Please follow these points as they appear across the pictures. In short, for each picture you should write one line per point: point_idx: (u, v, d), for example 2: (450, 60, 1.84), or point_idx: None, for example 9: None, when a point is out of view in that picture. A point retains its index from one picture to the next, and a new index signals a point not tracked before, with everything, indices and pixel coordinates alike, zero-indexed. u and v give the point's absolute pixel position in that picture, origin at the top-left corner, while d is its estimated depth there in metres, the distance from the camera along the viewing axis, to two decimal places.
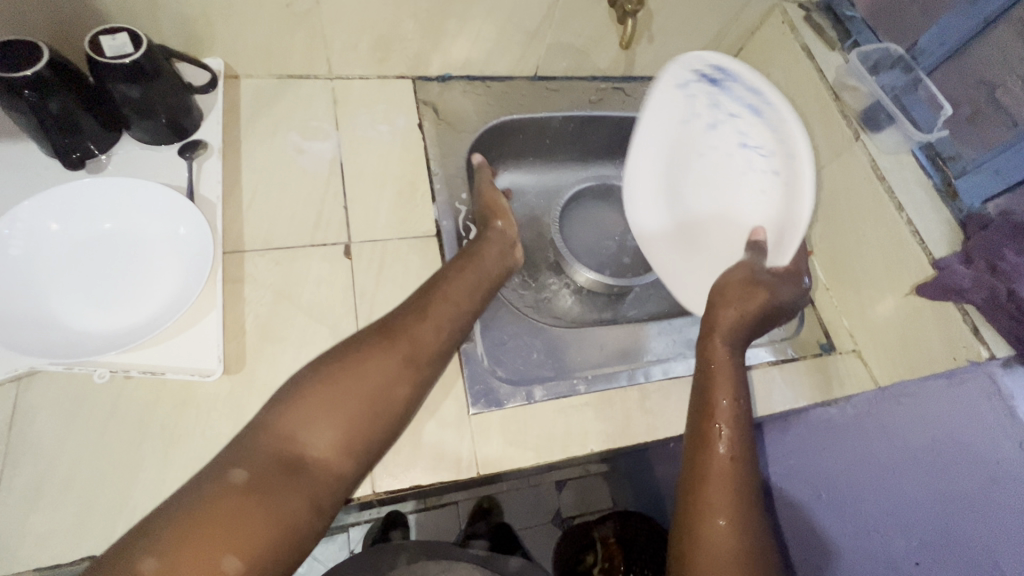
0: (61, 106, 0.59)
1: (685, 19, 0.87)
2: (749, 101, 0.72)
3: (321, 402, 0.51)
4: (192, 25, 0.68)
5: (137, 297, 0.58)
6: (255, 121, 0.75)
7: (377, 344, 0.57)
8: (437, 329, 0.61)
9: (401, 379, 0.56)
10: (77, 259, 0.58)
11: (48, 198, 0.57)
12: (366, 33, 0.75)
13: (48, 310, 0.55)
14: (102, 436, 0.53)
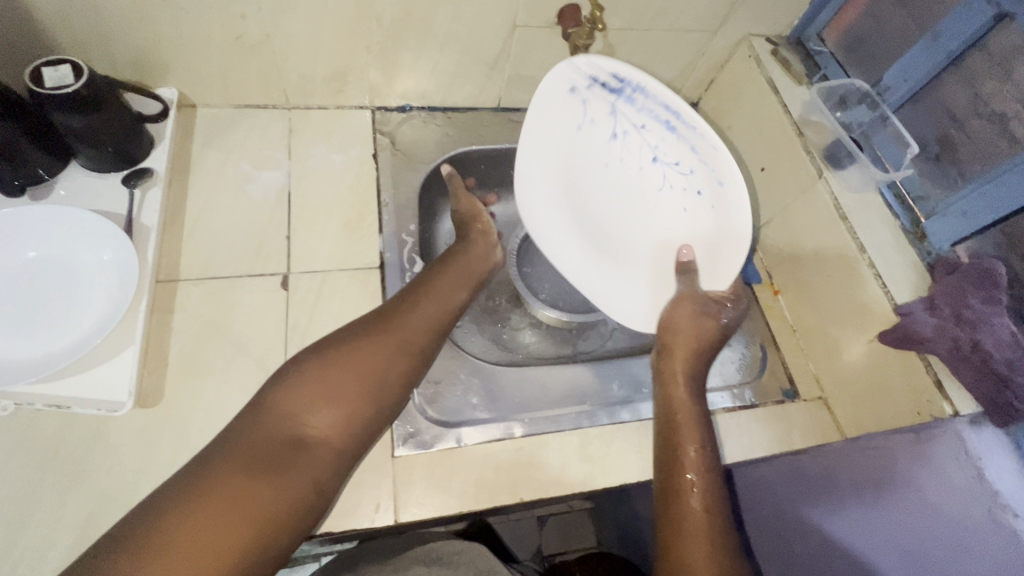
0: (2, 134, 0.60)
1: (649, 52, 0.86)
2: (658, 116, 0.65)
3: (320, 385, 0.53)
4: (142, 57, 0.69)
5: (55, 324, 0.58)
6: (207, 150, 0.76)
7: (374, 330, 0.58)
8: (432, 316, 0.62)
9: (399, 362, 0.57)
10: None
11: None
12: (321, 65, 0.76)
13: None
14: (4, 469, 0.52)
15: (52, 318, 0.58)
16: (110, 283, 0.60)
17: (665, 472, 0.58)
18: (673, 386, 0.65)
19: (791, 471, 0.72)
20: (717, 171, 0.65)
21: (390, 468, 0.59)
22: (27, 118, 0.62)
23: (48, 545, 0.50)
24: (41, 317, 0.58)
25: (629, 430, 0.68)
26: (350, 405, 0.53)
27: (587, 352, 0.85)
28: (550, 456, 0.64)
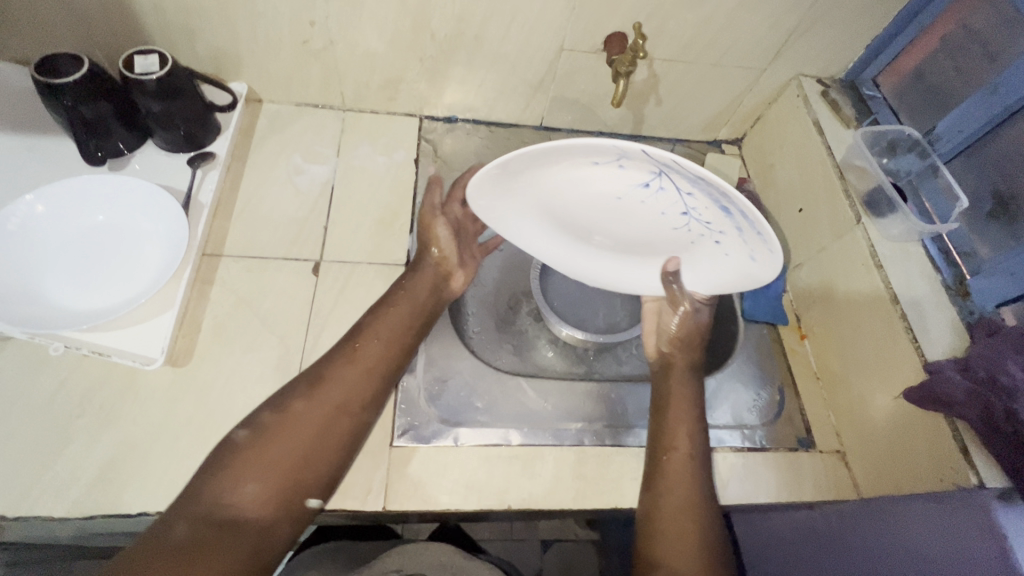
0: (94, 112, 0.68)
1: (694, 84, 0.87)
2: (709, 188, 0.52)
3: (246, 471, 0.50)
4: (221, 52, 0.77)
5: (114, 282, 0.64)
6: (266, 142, 0.82)
7: (303, 402, 0.55)
8: (368, 372, 0.60)
9: (336, 426, 0.55)
10: (66, 245, 0.65)
11: (54, 190, 0.65)
12: (377, 72, 0.81)
13: (37, 286, 0.61)
14: (47, 404, 0.58)
15: (113, 277, 0.64)
16: (164, 251, 0.66)
17: (657, 444, 0.64)
18: (677, 381, 0.69)
19: (796, 527, 0.67)
20: (761, 234, 0.53)
21: (387, 456, 0.61)
22: (117, 99, 0.70)
23: (71, 479, 0.55)
24: (103, 274, 0.64)
25: (629, 455, 0.67)
26: (280, 478, 0.51)
27: (604, 374, 0.85)
28: (545, 469, 0.64)
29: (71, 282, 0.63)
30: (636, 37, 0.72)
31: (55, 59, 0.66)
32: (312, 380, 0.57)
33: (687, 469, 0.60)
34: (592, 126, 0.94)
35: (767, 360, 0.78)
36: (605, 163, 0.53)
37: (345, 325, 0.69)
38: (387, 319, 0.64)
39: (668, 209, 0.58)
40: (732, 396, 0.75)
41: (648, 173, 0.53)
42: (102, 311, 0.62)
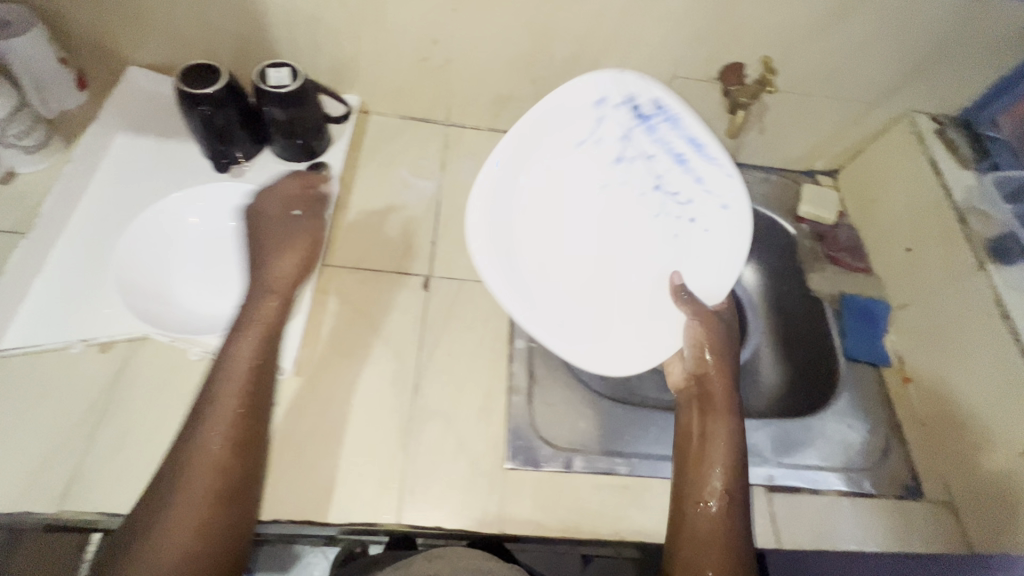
0: (224, 119, 0.71)
1: (801, 116, 0.86)
2: (674, 145, 0.66)
3: (159, 554, 0.46)
4: (341, 66, 0.78)
5: (237, 286, 0.69)
6: (374, 154, 0.84)
7: (178, 473, 0.50)
8: (223, 431, 0.52)
9: (204, 501, 0.49)
10: (203, 249, 0.71)
11: (197, 195, 0.73)
12: (488, 91, 0.82)
13: (178, 287, 0.68)
14: (182, 406, 0.60)
15: (236, 281, 0.69)
16: (274, 257, 0.70)
17: (682, 502, 0.59)
18: (716, 412, 0.62)
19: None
20: (706, 149, 0.65)
21: (502, 478, 0.62)
22: (245, 107, 0.72)
23: None
24: (226, 280, 0.69)
25: None
26: (189, 558, 0.47)
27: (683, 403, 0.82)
28: (654, 501, 0.63)
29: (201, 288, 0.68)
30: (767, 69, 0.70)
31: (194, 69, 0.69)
32: (182, 443, 0.51)
33: (710, 536, 0.55)
34: None
35: (870, 402, 0.76)
36: (587, 143, 0.68)
37: (457, 343, 0.70)
38: (245, 353, 0.55)
39: (645, 189, 0.70)
40: (836, 437, 0.73)
41: (617, 139, 0.68)
42: (230, 313, 0.66)
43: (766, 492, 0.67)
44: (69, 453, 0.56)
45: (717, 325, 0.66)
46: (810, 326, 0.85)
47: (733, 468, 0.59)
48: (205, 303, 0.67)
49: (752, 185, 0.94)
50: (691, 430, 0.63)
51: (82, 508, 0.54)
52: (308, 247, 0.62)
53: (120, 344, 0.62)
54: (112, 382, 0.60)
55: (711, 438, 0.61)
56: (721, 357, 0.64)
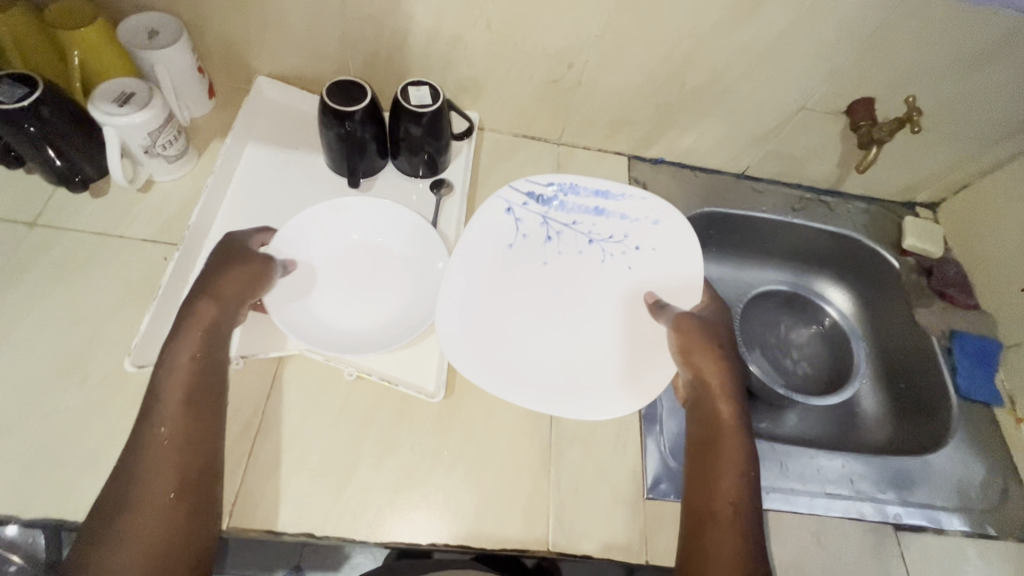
0: (362, 134, 0.70)
1: (914, 150, 0.86)
2: (587, 205, 0.76)
3: (113, 565, 0.44)
4: (469, 85, 0.79)
5: (381, 304, 0.67)
6: (491, 172, 0.84)
7: (130, 481, 0.48)
8: (165, 432, 0.50)
9: (164, 504, 0.47)
10: (348, 261, 0.69)
11: (365, 211, 0.71)
12: (608, 113, 0.82)
13: (314, 294, 0.66)
14: (334, 424, 0.61)
15: (381, 299, 0.67)
16: (422, 284, 0.68)
17: (696, 521, 0.55)
18: (721, 423, 0.60)
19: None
20: (625, 197, 0.75)
21: (644, 508, 0.62)
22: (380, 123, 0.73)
23: (365, 502, 0.57)
24: (369, 295, 0.67)
25: (865, 529, 0.66)
26: (155, 560, 0.45)
27: (787, 432, 0.84)
28: (789, 535, 0.64)
29: (341, 296, 0.67)
30: (912, 111, 0.72)
31: (337, 84, 0.69)
32: (130, 451, 0.50)
33: (729, 560, 0.52)
34: (793, 178, 0.93)
35: (984, 441, 0.77)
36: (518, 207, 0.74)
37: None
38: (188, 355, 0.54)
39: (581, 247, 0.75)
40: (956, 477, 0.73)
41: (540, 221, 0.75)
42: (369, 333, 0.64)
43: (894, 530, 0.67)
44: (232, 469, 0.57)
45: (691, 323, 0.63)
46: (914, 360, 0.86)
47: (744, 482, 0.56)
48: (344, 315, 0.65)
49: (853, 215, 0.94)
50: (699, 443, 0.59)
51: (250, 524, 0.55)
52: (251, 275, 0.60)
53: (269, 360, 0.63)
54: (265, 398, 0.61)
55: (721, 455, 0.58)
56: (725, 373, 0.62)
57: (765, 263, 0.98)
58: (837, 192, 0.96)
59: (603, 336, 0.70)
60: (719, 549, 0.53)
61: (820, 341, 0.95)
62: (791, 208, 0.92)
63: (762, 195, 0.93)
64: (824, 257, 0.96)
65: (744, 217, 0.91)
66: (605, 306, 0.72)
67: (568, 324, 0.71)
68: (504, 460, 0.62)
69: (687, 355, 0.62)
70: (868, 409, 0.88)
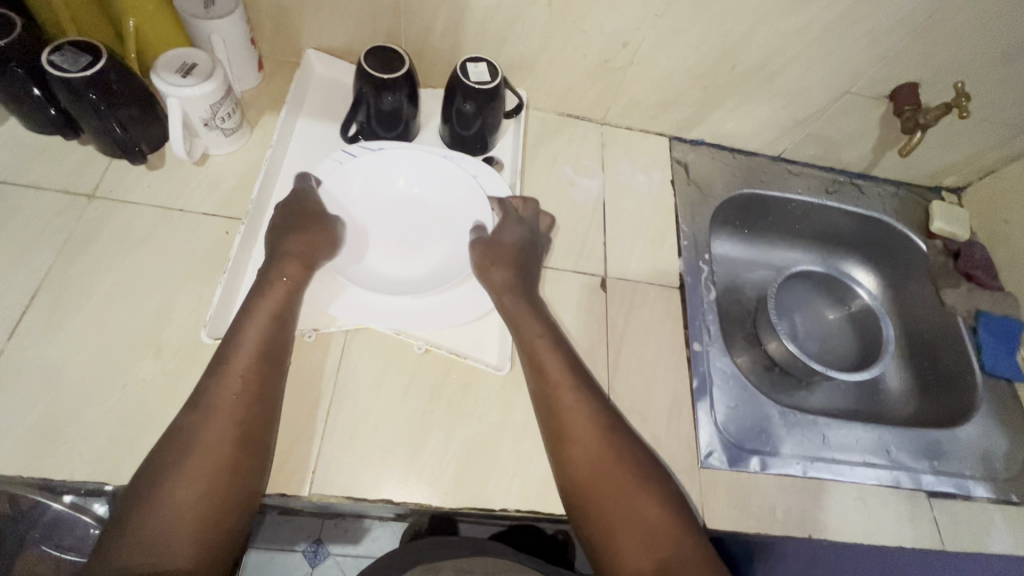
0: (395, 103, 0.68)
1: (946, 137, 0.88)
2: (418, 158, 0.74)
3: (172, 500, 0.47)
4: (521, 62, 0.79)
5: (424, 259, 0.69)
6: (538, 150, 0.85)
7: (199, 424, 0.51)
8: (241, 382, 0.53)
9: (224, 448, 0.50)
10: (389, 211, 0.71)
11: (409, 161, 0.72)
12: (655, 94, 0.83)
13: (359, 241, 0.68)
14: (404, 396, 0.62)
15: (420, 254, 0.69)
16: (458, 236, 0.70)
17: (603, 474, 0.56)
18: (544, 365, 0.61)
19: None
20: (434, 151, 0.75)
21: (699, 477, 0.65)
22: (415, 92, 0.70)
23: (437, 472, 0.59)
24: (404, 247, 0.69)
25: (901, 496, 0.70)
26: (208, 499, 0.48)
27: (814, 405, 0.88)
28: (833, 501, 0.67)
29: (379, 247, 0.69)
30: (960, 95, 0.74)
31: (382, 51, 0.67)
32: (202, 393, 0.52)
33: (646, 486, 0.56)
34: (828, 161, 0.95)
35: (1007, 415, 0.81)
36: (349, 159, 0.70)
37: (641, 343, 0.72)
38: (263, 309, 0.57)
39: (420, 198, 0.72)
40: (980, 449, 0.77)
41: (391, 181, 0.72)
42: (405, 284, 0.67)
43: (927, 497, 0.71)
44: (308, 438, 0.58)
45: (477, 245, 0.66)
46: (939, 337, 0.89)
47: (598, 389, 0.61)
48: (386, 266, 0.68)
49: (883, 199, 0.97)
50: (534, 368, 0.61)
51: (330, 490, 0.57)
52: (328, 238, 0.63)
53: (337, 333, 0.64)
54: (336, 369, 0.62)
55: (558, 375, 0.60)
56: (507, 288, 0.64)
57: (796, 244, 1.00)
58: (868, 176, 0.98)
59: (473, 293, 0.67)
60: (594, 461, 0.56)
61: (847, 322, 0.95)
62: (825, 190, 0.95)
63: (797, 178, 0.95)
64: (853, 239, 0.99)
65: (780, 198, 0.93)
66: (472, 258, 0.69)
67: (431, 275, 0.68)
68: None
69: (485, 281, 0.64)
70: (892, 383, 0.92)
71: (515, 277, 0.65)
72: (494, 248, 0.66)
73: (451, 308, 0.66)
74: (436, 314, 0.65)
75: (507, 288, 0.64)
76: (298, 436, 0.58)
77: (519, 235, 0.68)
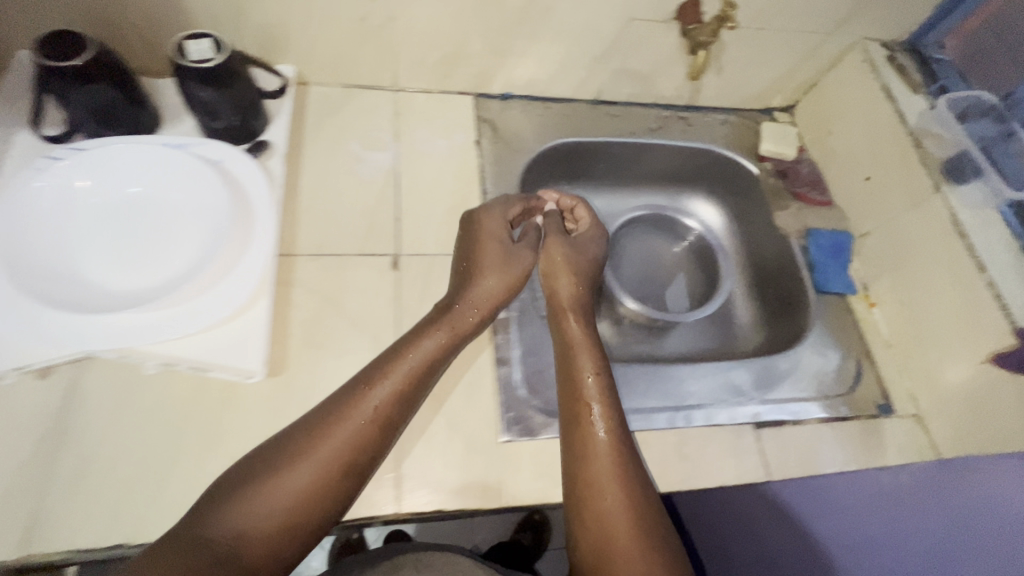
0: (101, 97, 0.62)
1: (754, 55, 0.85)
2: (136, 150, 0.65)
3: (260, 505, 0.48)
4: (273, 31, 0.70)
5: (153, 261, 0.60)
6: (319, 127, 0.77)
7: (324, 438, 0.52)
8: (367, 424, 0.54)
9: (331, 477, 0.51)
10: (106, 216, 0.62)
11: (113, 156, 0.62)
12: (436, 49, 0.76)
13: (68, 260, 0.58)
14: (143, 428, 0.56)
15: (149, 256, 0.61)
16: (196, 224, 0.63)
17: (631, 485, 0.56)
18: (580, 349, 0.65)
19: (871, 498, 0.61)
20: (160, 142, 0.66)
21: (499, 453, 0.61)
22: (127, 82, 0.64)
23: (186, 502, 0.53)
24: (139, 250, 0.61)
25: (725, 434, 0.67)
26: (286, 520, 0.49)
27: (662, 354, 0.84)
28: (651, 453, 0.64)
29: (99, 259, 0.60)
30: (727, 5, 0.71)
31: (54, 40, 0.59)
32: (337, 408, 0.55)
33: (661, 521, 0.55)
34: (648, 98, 0.91)
35: (839, 330, 0.79)
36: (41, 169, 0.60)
37: None
38: (416, 355, 0.59)
39: (146, 196, 0.64)
40: (814, 370, 0.76)
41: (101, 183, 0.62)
42: (127, 295, 0.58)
43: (754, 430, 0.68)
44: (26, 491, 0.51)
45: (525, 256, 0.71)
46: (781, 264, 0.87)
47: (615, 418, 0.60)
48: (108, 277, 0.59)
49: (712, 128, 0.93)
50: (566, 363, 0.65)
51: (50, 547, 0.50)
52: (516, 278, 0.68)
53: (60, 368, 0.57)
54: (63, 406, 0.56)
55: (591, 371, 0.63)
56: (573, 309, 0.70)
57: (637, 187, 0.97)
58: (694, 107, 0.94)
59: (212, 282, 0.60)
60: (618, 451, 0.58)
61: (689, 257, 0.96)
62: (647, 129, 0.90)
63: (618, 120, 0.89)
64: (691, 173, 0.95)
65: (602, 144, 0.89)
66: (214, 242, 0.62)
67: (165, 274, 0.60)
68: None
69: (552, 293, 0.71)
70: (739, 317, 0.90)
71: (577, 291, 0.71)
72: (553, 246, 0.74)
73: (184, 306, 0.58)
74: (178, 320, 0.57)
75: (573, 305, 0.70)
76: (13, 490, 0.51)
77: (587, 237, 0.78)
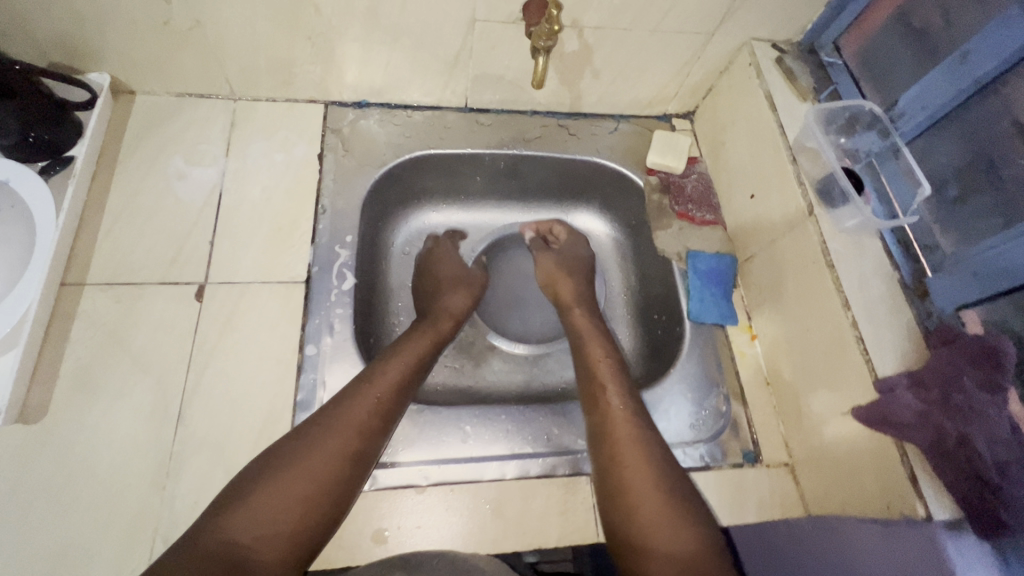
0: None
1: (632, 59, 0.76)
2: None
3: (276, 490, 0.49)
4: (67, 41, 0.64)
5: None
6: (140, 141, 0.71)
7: (327, 426, 0.53)
8: (373, 407, 0.56)
9: (340, 458, 0.52)
10: None
11: None
12: (262, 55, 0.69)
13: None
14: None
15: None
16: None
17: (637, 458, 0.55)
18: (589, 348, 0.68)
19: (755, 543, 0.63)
20: None
21: None
22: None
23: None
24: None
25: (555, 487, 0.60)
26: (300, 515, 0.49)
27: (544, 384, 0.78)
28: (461, 510, 0.58)
29: None
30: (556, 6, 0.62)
31: None
32: (347, 398, 0.56)
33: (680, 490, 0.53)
34: (524, 105, 0.83)
35: (712, 365, 0.72)
36: None
37: (235, 358, 0.61)
38: (406, 354, 0.63)
39: None
40: (677, 412, 0.69)
41: None
42: None
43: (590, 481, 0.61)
44: None
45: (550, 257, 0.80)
46: (664, 288, 0.79)
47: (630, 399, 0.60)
48: None
49: (598, 137, 0.85)
50: (581, 359, 0.68)
51: None
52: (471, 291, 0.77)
53: None
54: None
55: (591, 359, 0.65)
56: (577, 303, 0.75)
57: (526, 201, 0.89)
58: (580, 114, 0.86)
59: None
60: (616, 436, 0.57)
61: None
62: (522, 139, 0.82)
63: (488, 129, 0.82)
64: (579, 186, 0.88)
65: (470, 156, 0.81)
66: None
67: None
68: (136, 484, 0.54)
69: (557, 295, 0.77)
70: (625, 343, 0.82)
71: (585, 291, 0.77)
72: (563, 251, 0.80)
73: None
74: None
75: (577, 302, 0.75)
76: None
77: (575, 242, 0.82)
